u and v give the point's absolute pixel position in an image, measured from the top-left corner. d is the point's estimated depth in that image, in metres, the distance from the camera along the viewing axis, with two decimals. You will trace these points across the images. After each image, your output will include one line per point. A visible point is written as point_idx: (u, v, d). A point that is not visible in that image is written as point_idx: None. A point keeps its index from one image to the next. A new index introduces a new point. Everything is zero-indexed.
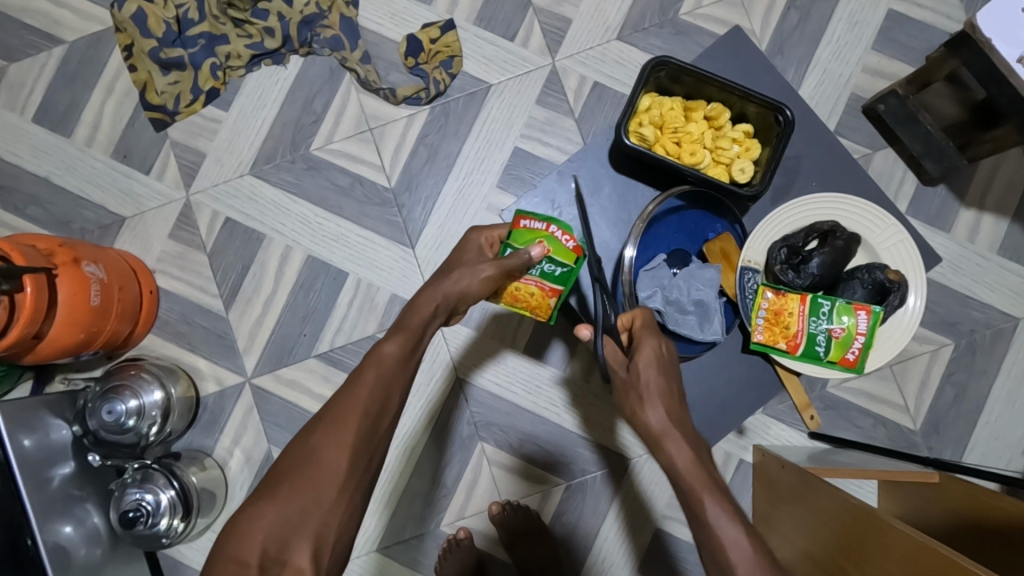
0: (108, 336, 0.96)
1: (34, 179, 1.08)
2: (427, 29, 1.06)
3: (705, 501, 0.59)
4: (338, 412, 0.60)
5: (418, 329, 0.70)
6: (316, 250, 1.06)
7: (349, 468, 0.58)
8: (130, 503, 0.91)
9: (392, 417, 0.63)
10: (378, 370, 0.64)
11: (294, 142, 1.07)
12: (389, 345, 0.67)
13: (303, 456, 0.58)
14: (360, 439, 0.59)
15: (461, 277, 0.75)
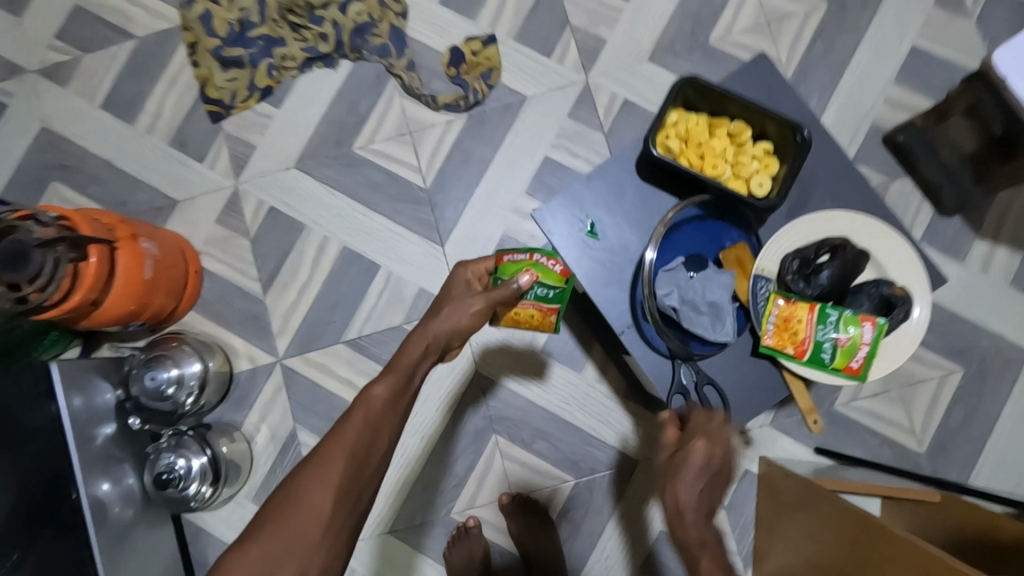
0: (155, 309, 1.03)
1: (97, 160, 1.16)
2: (469, 42, 1.13)
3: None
4: (322, 454, 0.63)
5: (406, 370, 0.72)
6: (352, 241, 1.13)
7: (332, 511, 0.61)
8: (163, 466, 0.97)
9: (380, 456, 0.66)
10: (365, 412, 0.67)
11: (337, 141, 1.14)
12: (376, 386, 0.69)
13: (288, 497, 0.61)
14: (342, 484, 0.62)
15: (451, 314, 0.79)
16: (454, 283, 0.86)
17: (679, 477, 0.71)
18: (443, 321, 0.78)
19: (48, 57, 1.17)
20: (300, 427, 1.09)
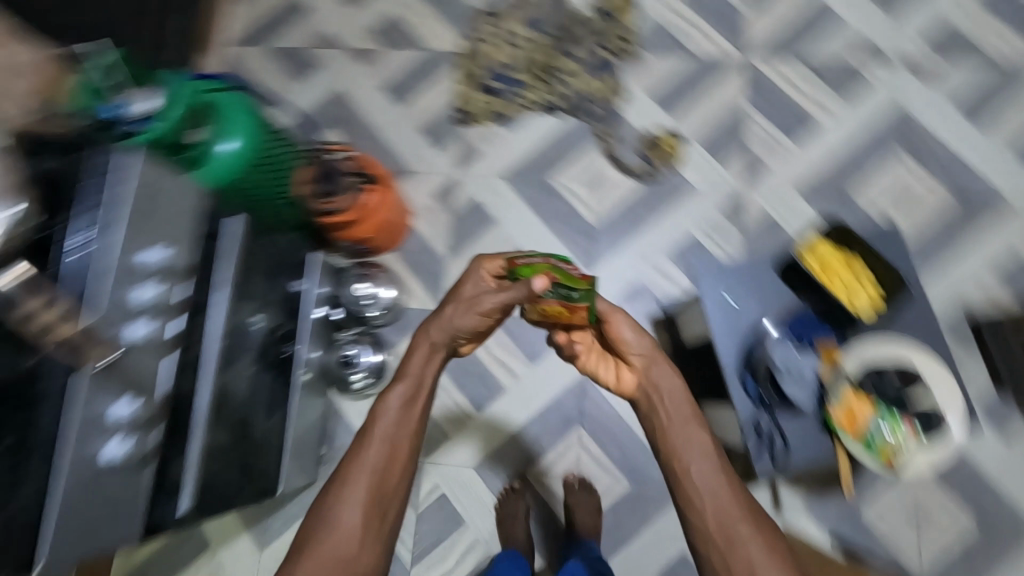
0: (380, 246, 1.41)
1: (367, 122, 1.55)
2: (665, 134, 1.47)
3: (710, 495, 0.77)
4: (350, 472, 0.78)
5: (417, 377, 0.86)
6: (525, 244, 1.44)
7: (366, 514, 0.75)
8: (345, 353, 1.35)
9: (400, 470, 0.79)
10: (387, 425, 0.81)
11: (541, 169, 1.48)
12: (389, 407, 0.83)
13: (322, 519, 0.75)
14: (369, 493, 0.76)
15: (455, 314, 0.89)
16: (466, 283, 0.94)
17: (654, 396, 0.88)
18: (455, 315, 0.89)
19: (362, 45, 1.61)
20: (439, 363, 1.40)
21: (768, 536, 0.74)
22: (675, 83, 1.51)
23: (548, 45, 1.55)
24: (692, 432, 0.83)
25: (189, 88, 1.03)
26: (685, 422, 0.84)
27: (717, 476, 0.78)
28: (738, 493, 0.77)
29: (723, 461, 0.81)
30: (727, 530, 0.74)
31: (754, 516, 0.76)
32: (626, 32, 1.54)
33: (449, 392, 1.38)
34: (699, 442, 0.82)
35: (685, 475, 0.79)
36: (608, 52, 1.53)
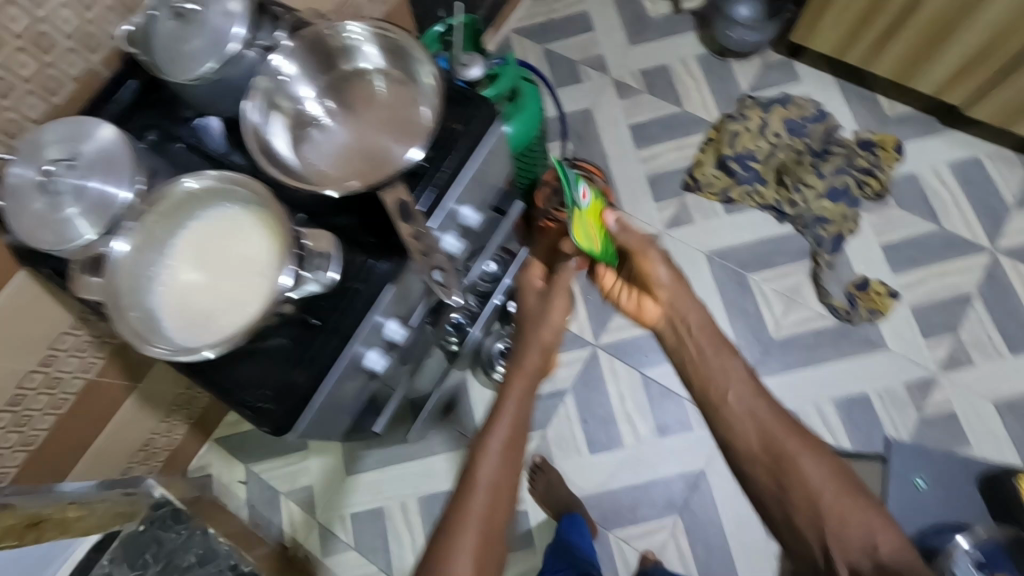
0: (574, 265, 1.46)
1: (601, 149, 1.62)
2: (879, 284, 1.43)
3: (785, 445, 0.78)
4: (455, 520, 0.67)
5: (515, 409, 0.77)
6: None
7: (480, 556, 0.65)
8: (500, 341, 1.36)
9: (502, 513, 0.70)
10: (491, 467, 0.71)
11: (744, 263, 1.49)
12: (488, 448, 0.73)
13: (433, 568, 0.64)
14: (474, 546, 0.65)
15: (544, 318, 0.89)
16: (530, 287, 0.96)
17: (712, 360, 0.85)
18: (536, 318, 0.90)
19: (626, 80, 1.68)
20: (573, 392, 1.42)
21: (809, 453, 0.77)
22: (910, 241, 1.46)
23: (800, 154, 1.54)
24: (720, 351, 0.86)
25: (514, 79, 1.18)
26: (720, 348, 0.86)
27: (736, 366, 0.84)
28: (772, 417, 0.80)
29: (727, 350, 0.85)
30: (774, 447, 0.78)
31: (797, 431, 0.79)
32: (883, 175, 1.51)
33: (570, 421, 1.41)
34: (716, 345, 0.86)
35: (724, 402, 0.82)
36: (857, 186, 1.50)
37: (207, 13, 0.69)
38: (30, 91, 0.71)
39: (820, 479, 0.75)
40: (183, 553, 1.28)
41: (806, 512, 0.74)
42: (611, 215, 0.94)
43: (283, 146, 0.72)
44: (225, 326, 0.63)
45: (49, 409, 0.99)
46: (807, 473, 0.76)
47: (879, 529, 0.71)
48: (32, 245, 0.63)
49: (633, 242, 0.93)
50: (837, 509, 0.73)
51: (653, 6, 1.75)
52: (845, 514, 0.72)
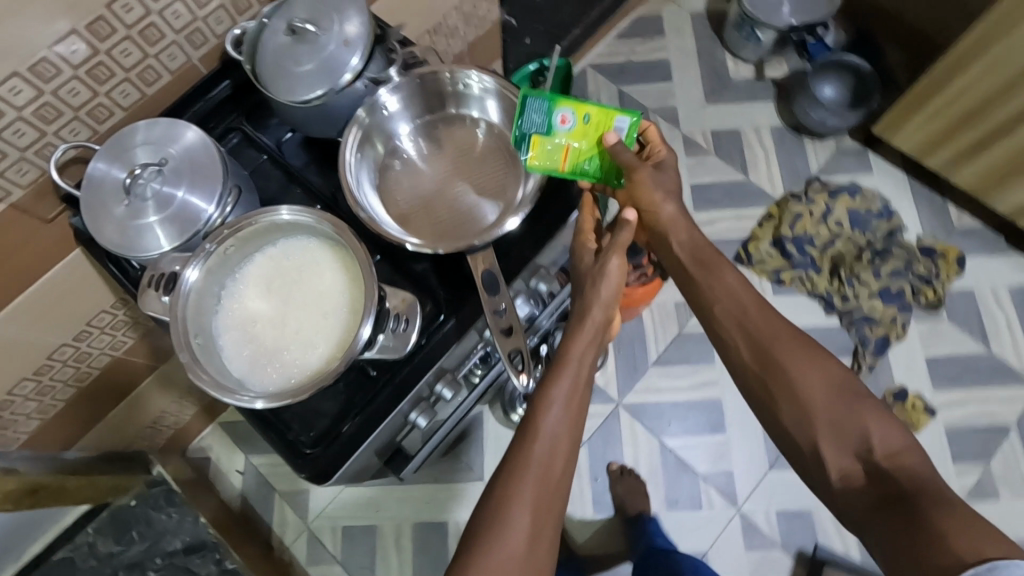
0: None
1: None
2: (917, 398, 1.40)
3: (789, 363, 0.69)
4: (514, 474, 0.62)
5: (575, 362, 0.71)
6: (727, 401, 1.42)
7: (535, 509, 0.60)
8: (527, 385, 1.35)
9: (562, 464, 0.64)
10: (551, 420, 0.66)
11: None
12: (548, 403, 0.67)
13: (490, 530, 0.59)
14: (531, 503, 0.61)
15: (602, 284, 0.74)
16: (585, 258, 0.78)
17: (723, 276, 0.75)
18: (594, 287, 0.75)
19: (695, 137, 1.65)
20: (588, 446, 1.40)
21: (808, 354, 0.69)
22: (955, 359, 1.43)
23: (859, 249, 1.51)
24: (718, 262, 0.76)
25: None
26: (715, 265, 0.76)
27: (733, 281, 0.75)
28: (766, 321, 0.72)
29: (723, 262, 0.76)
30: (767, 352, 0.70)
31: (798, 338, 0.70)
32: (940, 287, 1.46)
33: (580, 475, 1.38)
34: (711, 262, 0.77)
35: (716, 301, 0.75)
36: (911, 293, 1.46)
37: (323, 36, 0.68)
38: (126, 80, 0.69)
39: (809, 377, 0.68)
40: (172, 537, 1.25)
41: (796, 419, 0.67)
42: (612, 132, 0.73)
43: (372, 184, 0.72)
44: (289, 374, 0.60)
45: (71, 381, 0.97)
46: (798, 376, 0.68)
47: (881, 429, 0.64)
48: (109, 248, 0.62)
49: (632, 166, 0.75)
50: (834, 409, 0.66)
51: (736, 67, 1.71)
52: (841, 419, 0.65)
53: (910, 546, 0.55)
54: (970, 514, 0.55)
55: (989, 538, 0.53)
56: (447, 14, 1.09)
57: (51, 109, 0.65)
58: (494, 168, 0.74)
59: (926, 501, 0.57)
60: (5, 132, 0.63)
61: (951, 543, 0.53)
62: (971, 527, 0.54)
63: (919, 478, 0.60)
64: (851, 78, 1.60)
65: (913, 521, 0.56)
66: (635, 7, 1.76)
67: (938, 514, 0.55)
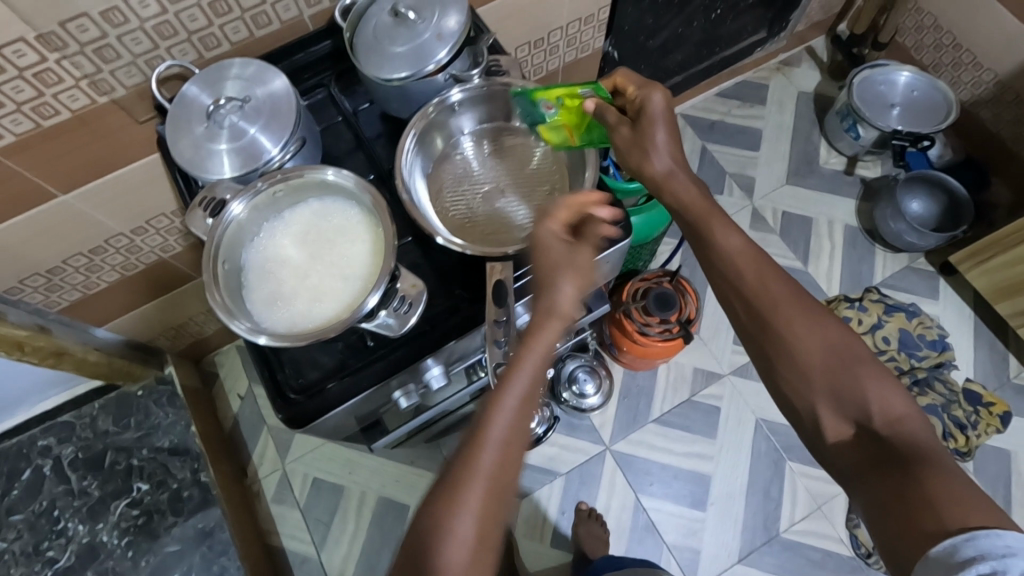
0: (621, 363, 1.44)
1: None
2: None
3: (789, 339, 0.62)
4: (457, 481, 0.54)
5: (536, 367, 0.58)
6: (715, 480, 1.38)
7: (479, 519, 0.53)
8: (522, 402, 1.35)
9: (513, 469, 0.56)
10: (501, 425, 0.56)
11: (790, 447, 1.40)
12: (498, 401, 0.57)
13: (432, 533, 0.53)
14: (478, 517, 0.53)
15: (564, 283, 0.60)
16: (559, 250, 0.61)
17: (727, 232, 0.65)
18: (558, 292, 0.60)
19: (764, 212, 1.62)
20: (564, 478, 1.39)
21: (808, 319, 0.62)
22: None
23: (899, 372, 1.41)
24: (715, 224, 0.66)
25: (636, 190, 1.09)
26: (707, 221, 0.66)
27: (735, 245, 0.65)
28: (767, 283, 0.63)
29: (720, 218, 0.66)
30: (766, 326, 0.63)
31: (799, 308, 0.62)
32: (974, 436, 1.34)
33: (548, 503, 1.37)
34: (705, 218, 0.66)
35: (716, 259, 0.66)
36: (942, 435, 1.33)
37: (422, 24, 0.72)
38: (240, 18, 0.75)
39: (809, 345, 0.61)
40: (162, 435, 1.34)
41: (791, 386, 0.62)
42: (587, 101, 0.70)
43: (423, 172, 0.76)
44: (295, 322, 0.65)
45: (118, 267, 1.05)
46: (796, 343, 0.61)
47: (878, 391, 0.59)
48: (178, 162, 0.68)
49: (616, 126, 0.68)
50: (829, 378, 0.60)
51: (827, 155, 1.67)
52: (838, 384, 0.60)
53: (894, 516, 0.54)
54: (958, 478, 0.53)
55: (977, 503, 0.52)
56: (551, 32, 1.13)
57: (168, 27, 0.72)
58: (542, 188, 0.76)
59: (917, 463, 0.55)
60: (126, 37, 0.70)
61: (941, 514, 0.51)
62: (963, 493, 0.52)
63: (911, 441, 0.57)
64: (942, 198, 1.53)
65: (900, 488, 0.54)
66: (744, 70, 1.75)
67: (925, 478, 0.54)
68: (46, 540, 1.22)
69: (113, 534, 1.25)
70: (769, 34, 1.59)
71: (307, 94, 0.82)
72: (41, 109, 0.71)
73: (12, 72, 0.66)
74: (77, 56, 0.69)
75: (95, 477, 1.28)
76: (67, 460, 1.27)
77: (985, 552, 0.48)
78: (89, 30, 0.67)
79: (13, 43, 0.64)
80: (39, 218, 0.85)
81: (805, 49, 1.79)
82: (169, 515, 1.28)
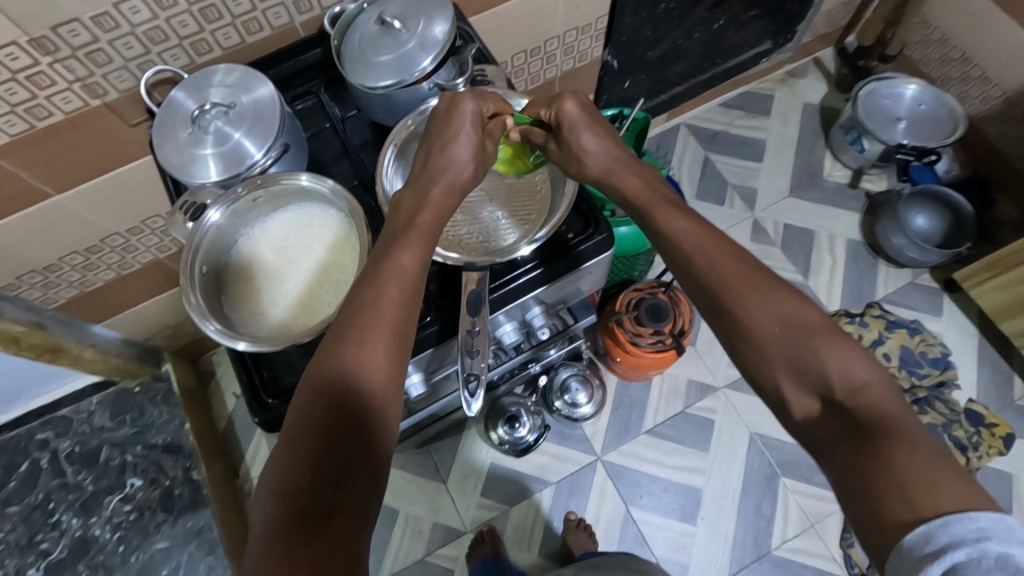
0: (615, 373, 1.43)
1: None
2: None
3: (739, 311, 0.57)
4: (354, 337, 0.56)
5: (426, 235, 0.65)
6: (706, 494, 1.37)
7: (371, 386, 0.55)
8: (513, 409, 1.35)
9: (401, 327, 0.59)
10: (395, 287, 0.60)
11: (784, 463, 1.38)
12: (400, 250, 0.63)
13: (322, 395, 0.54)
14: (357, 405, 0.54)
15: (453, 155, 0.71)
16: (460, 125, 0.70)
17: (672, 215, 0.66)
18: (442, 159, 0.70)
19: (765, 225, 1.60)
20: (554, 488, 1.38)
21: (762, 290, 0.58)
22: None
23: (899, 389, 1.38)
24: (658, 209, 0.67)
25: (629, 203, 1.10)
26: (651, 208, 0.68)
27: (680, 226, 0.64)
28: (713, 252, 0.61)
29: (664, 205, 0.67)
30: (715, 301, 0.59)
31: (749, 277, 0.59)
32: (975, 458, 1.31)
33: (537, 512, 1.37)
34: (648, 205, 0.69)
35: (665, 239, 0.65)
36: None
37: (406, 33, 0.72)
38: (231, 25, 0.76)
39: (763, 314, 0.57)
40: (157, 432, 1.35)
41: (750, 361, 0.57)
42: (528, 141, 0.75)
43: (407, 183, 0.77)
44: (273, 326, 0.66)
45: (114, 266, 1.07)
46: (749, 313, 0.57)
47: (844, 356, 0.53)
48: (163, 166, 0.69)
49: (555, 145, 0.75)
50: (787, 347, 0.55)
51: (831, 168, 1.65)
52: (798, 357, 0.54)
53: (863, 498, 0.48)
54: (931, 452, 0.47)
55: (952, 481, 0.46)
56: (547, 41, 1.13)
57: (159, 32, 0.73)
58: (523, 198, 0.77)
59: (885, 434, 0.49)
60: (117, 42, 0.71)
61: (908, 495, 0.46)
62: (937, 468, 0.46)
63: (882, 409, 0.51)
64: (948, 212, 1.51)
65: (869, 468, 0.48)
66: (749, 80, 1.74)
67: (894, 452, 0.48)
68: (40, 533, 1.24)
69: (106, 529, 1.27)
70: (773, 45, 1.57)
71: (298, 100, 0.82)
72: (34, 110, 0.73)
73: (5, 74, 0.68)
74: (70, 59, 0.70)
75: (89, 472, 1.30)
76: (63, 453, 1.29)
77: (958, 541, 0.43)
78: (80, 35, 0.69)
79: (6, 46, 0.65)
80: (33, 217, 0.86)
81: (812, 60, 1.77)
82: (160, 512, 1.30)
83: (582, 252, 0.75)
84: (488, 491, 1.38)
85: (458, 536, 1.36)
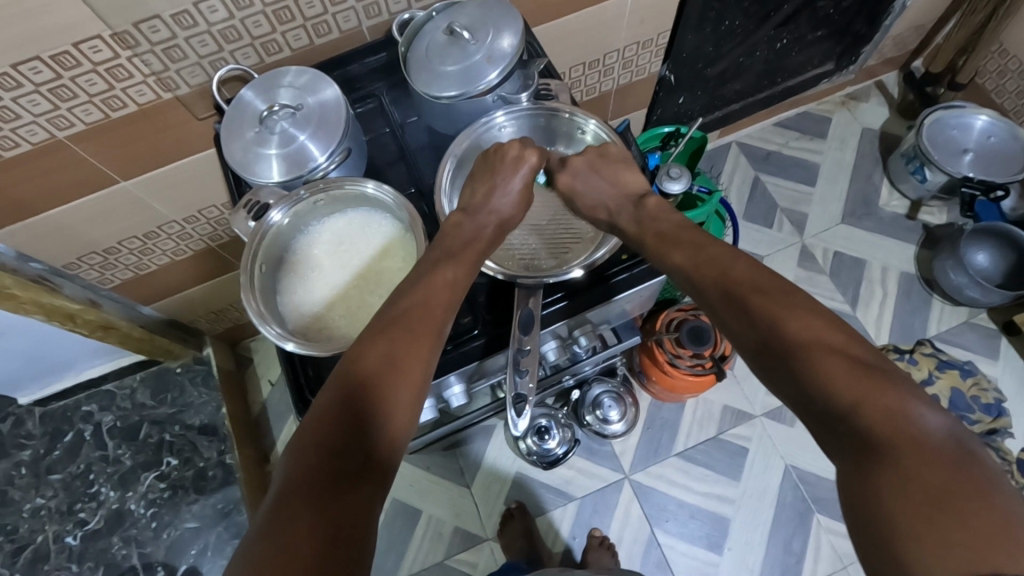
0: (649, 391, 1.41)
1: None
2: None
3: (736, 326, 0.57)
4: (404, 316, 0.59)
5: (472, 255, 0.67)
6: (733, 525, 1.33)
7: (403, 354, 0.56)
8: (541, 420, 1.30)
9: (440, 322, 0.60)
10: (439, 292, 0.62)
11: (819, 500, 1.34)
12: (442, 266, 0.64)
13: (366, 356, 0.55)
14: (388, 380, 0.54)
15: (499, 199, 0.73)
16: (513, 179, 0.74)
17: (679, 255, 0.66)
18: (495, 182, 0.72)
19: (815, 251, 1.55)
20: (578, 502, 1.37)
21: (753, 302, 0.56)
22: None
23: None
24: (669, 250, 0.67)
25: (712, 208, 1.12)
26: (661, 249, 0.68)
27: (679, 261, 0.65)
28: (705, 265, 0.62)
29: (670, 245, 0.68)
30: (724, 323, 0.58)
31: (740, 297, 0.57)
32: None
33: (559, 526, 1.35)
34: (656, 247, 0.69)
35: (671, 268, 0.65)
36: None
37: (474, 44, 0.72)
38: (301, 26, 0.78)
39: (757, 332, 0.54)
40: (194, 413, 1.39)
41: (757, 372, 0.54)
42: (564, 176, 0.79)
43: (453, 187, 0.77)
44: (322, 331, 0.67)
45: (169, 252, 1.09)
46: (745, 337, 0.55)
47: (835, 367, 0.48)
48: (228, 162, 0.70)
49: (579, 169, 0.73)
50: (781, 364, 0.52)
51: (888, 197, 1.60)
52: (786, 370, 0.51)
53: (869, 538, 0.42)
54: (931, 481, 0.41)
55: (964, 527, 0.38)
56: (607, 54, 1.11)
57: (233, 31, 0.75)
58: (570, 233, 0.78)
59: (888, 459, 0.43)
60: (193, 39, 0.73)
61: (903, 539, 0.39)
62: (943, 504, 0.39)
63: (889, 430, 0.44)
64: (1013, 254, 1.43)
65: (866, 496, 0.43)
66: (807, 102, 1.69)
67: (882, 479, 0.42)
68: (79, 502, 1.29)
69: (140, 503, 1.31)
70: (836, 66, 1.53)
71: (359, 102, 0.83)
72: (110, 101, 0.75)
73: (87, 65, 0.70)
74: (148, 54, 0.72)
75: (129, 447, 1.34)
76: (106, 427, 1.34)
77: None
78: (160, 31, 0.70)
79: (90, 39, 0.67)
80: (98, 201, 0.89)
81: (875, 84, 1.72)
82: (192, 492, 1.33)
83: (636, 275, 0.75)
84: (512, 501, 1.37)
85: (479, 542, 1.35)
